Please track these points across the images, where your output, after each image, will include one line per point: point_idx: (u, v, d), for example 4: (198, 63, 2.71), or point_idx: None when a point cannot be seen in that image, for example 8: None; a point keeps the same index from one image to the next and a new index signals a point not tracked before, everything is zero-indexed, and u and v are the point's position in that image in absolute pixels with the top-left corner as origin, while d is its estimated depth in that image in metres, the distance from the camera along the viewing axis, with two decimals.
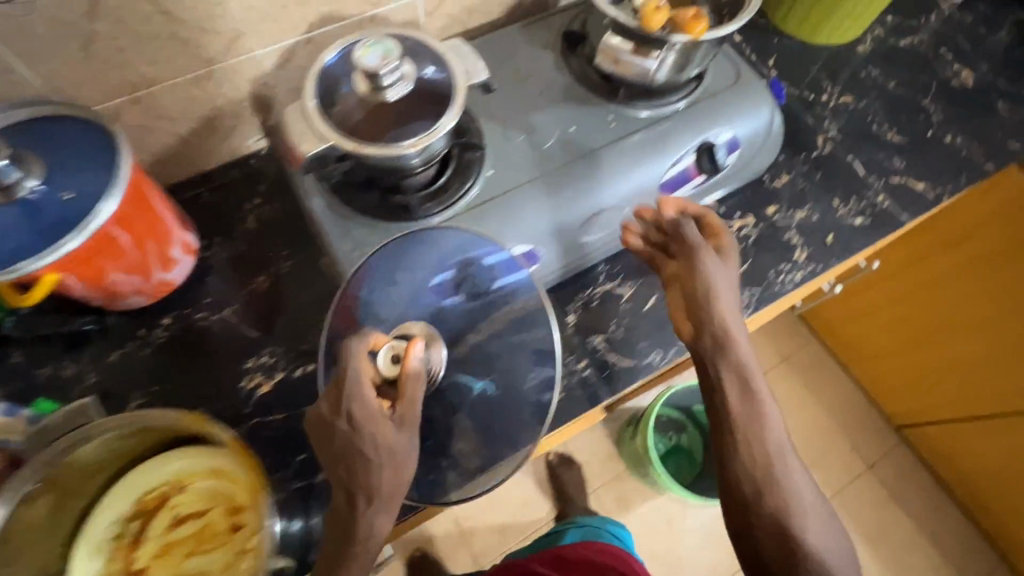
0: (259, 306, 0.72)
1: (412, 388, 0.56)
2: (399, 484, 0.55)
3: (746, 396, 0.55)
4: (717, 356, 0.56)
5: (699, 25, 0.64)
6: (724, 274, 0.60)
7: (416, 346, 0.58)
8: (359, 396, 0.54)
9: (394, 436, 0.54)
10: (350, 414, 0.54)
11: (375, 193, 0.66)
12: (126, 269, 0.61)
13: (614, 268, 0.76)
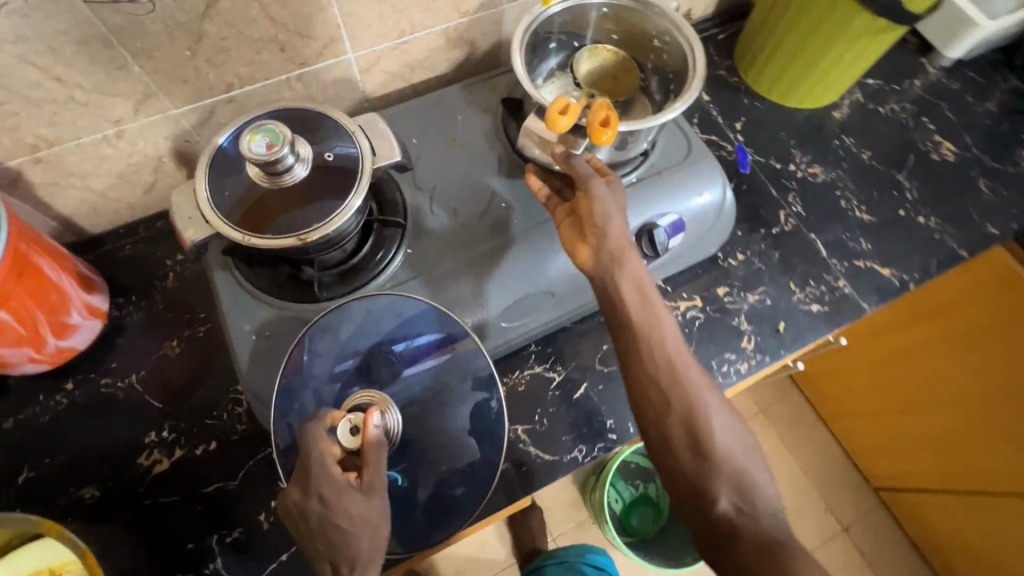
0: (170, 373, 0.69)
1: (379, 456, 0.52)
2: (378, 547, 0.51)
3: (655, 350, 0.51)
4: (621, 311, 0.52)
5: (605, 134, 0.55)
6: (621, 209, 0.56)
7: (374, 415, 0.53)
8: (326, 477, 0.50)
9: (363, 509, 0.50)
10: (318, 494, 0.50)
11: (284, 270, 0.62)
12: (13, 343, 0.59)
13: (546, 349, 0.71)
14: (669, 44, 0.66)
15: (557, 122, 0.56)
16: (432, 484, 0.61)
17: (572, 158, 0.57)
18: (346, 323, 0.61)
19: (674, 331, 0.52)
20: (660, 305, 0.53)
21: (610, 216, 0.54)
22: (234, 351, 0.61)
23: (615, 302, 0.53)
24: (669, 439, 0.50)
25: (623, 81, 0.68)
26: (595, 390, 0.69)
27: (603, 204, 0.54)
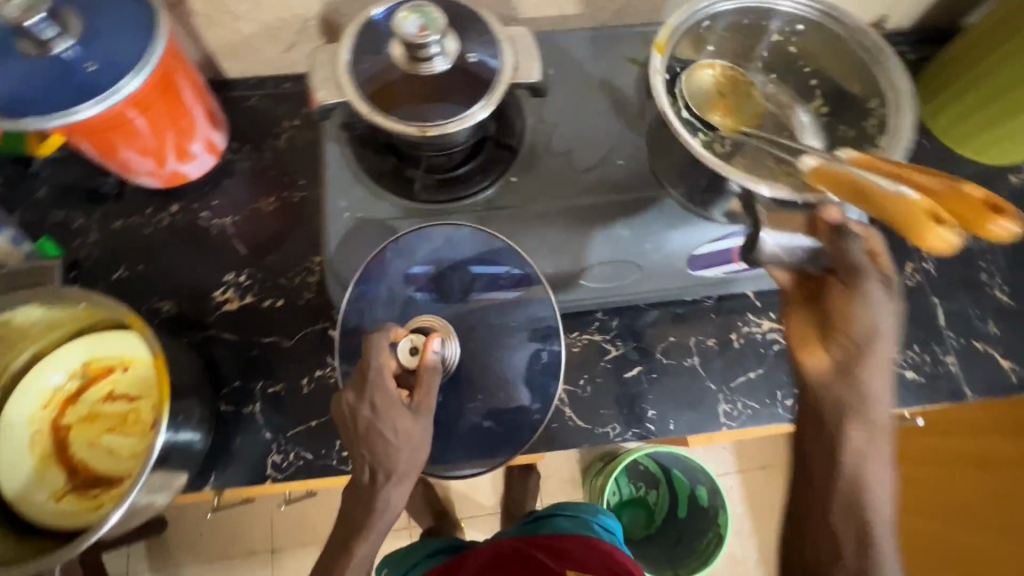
0: (261, 226, 0.73)
1: (429, 380, 0.54)
2: (415, 464, 0.54)
3: (866, 495, 0.45)
4: (838, 433, 0.46)
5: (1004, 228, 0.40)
6: (888, 329, 0.46)
7: (434, 340, 0.55)
8: (381, 387, 0.52)
9: (407, 427, 0.53)
10: (370, 403, 0.52)
11: (392, 160, 0.63)
12: (140, 150, 0.63)
13: (611, 321, 0.69)
14: (799, 33, 0.62)
15: (947, 243, 0.40)
16: (464, 407, 0.62)
17: (845, 235, 0.46)
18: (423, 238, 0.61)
19: (887, 484, 0.46)
20: (881, 452, 0.46)
21: (877, 335, 0.45)
22: (323, 223, 0.62)
23: (830, 429, 0.46)
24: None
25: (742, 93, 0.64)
26: (647, 377, 0.67)
27: (863, 327, 0.45)
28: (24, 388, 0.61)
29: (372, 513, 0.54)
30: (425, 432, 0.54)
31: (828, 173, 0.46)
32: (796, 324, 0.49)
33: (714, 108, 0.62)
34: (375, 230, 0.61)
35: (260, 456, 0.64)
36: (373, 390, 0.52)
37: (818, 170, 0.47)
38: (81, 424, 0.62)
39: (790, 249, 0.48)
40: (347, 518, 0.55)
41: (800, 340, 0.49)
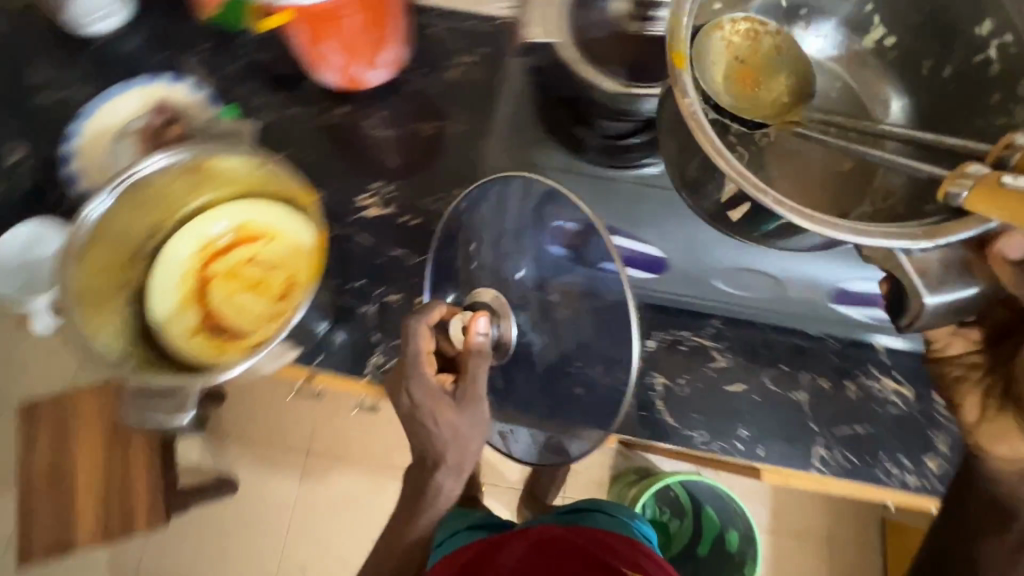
0: (415, 146, 0.76)
1: (476, 366, 0.57)
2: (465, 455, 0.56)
3: None
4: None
5: None
6: None
7: (479, 321, 0.60)
8: (421, 378, 0.56)
9: (452, 414, 0.55)
10: (411, 391, 0.56)
11: (565, 113, 0.64)
12: (340, 47, 0.68)
13: (727, 332, 0.67)
14: None
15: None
16: (563, 367, 0.63)
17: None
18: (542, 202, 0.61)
19: None
20: None
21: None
22: None
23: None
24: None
25: (768, 51, 0.58)
26: (748, 397, 0.65)
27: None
28: (186, 227, 0.67)
29: (428, 495, 0.58)
30: (474, 421, 0.56)
31: (989, 191, 0.38)
32: (974, 405, 0.51)
33: (744, 91, 0.56)
34: (530, 174, 0.62)
35: (363, 355, 0.68)
36: (415, 374, 0.56)
37: (986, 190, 0.38)
38: (219, 277, 0.67)
39: (956, 302, 0.44)
40: (408, 497, 0.60)
41: (983, 424, 0.50)
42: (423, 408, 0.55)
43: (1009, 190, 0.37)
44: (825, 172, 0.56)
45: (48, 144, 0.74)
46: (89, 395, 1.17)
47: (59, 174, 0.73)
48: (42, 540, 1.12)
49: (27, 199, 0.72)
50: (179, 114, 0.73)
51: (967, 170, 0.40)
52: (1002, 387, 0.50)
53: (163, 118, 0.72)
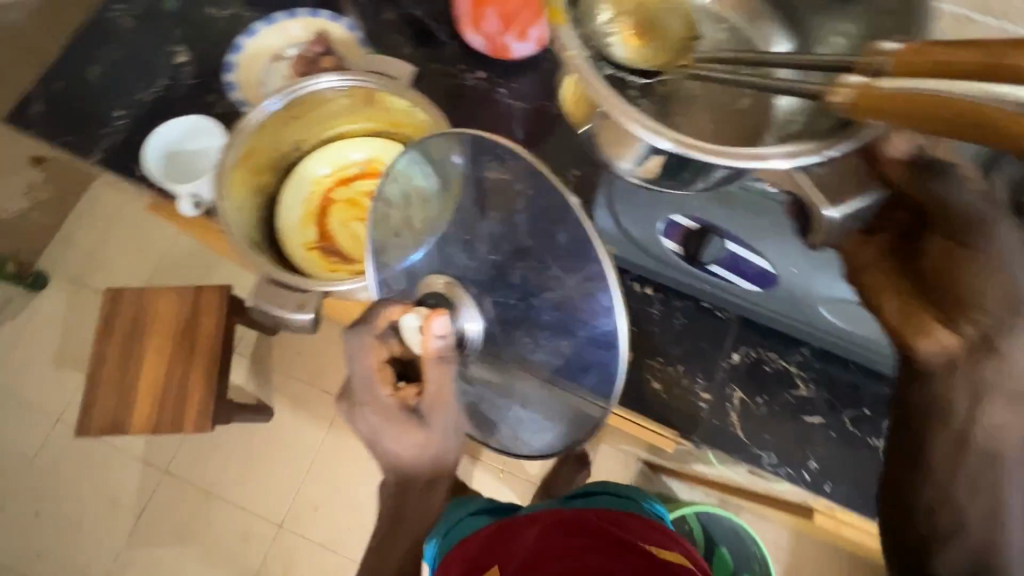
0: (542, 122, 0.78)
1: (434, 376, 0.54)
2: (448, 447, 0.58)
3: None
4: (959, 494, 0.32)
5: None
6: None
7: (436, 322, 0.52)
8: (379, 404, 0.56)
9: (416, 436, 0.56)
10: (369, 417, 0.57)
11: None
12: (497, 12, 0.72)
13: (816, 364, 0.66)
14: None
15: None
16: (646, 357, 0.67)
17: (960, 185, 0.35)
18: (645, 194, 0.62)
19: None
20: None
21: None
22: None
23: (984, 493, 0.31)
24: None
25: (657, 21, 0.64)
26: (824, 432, 0.64)
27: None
28: (329, 150, 0.72)
29: (408, 508, 0.66)
30: (445, 431, 0.56)
31: (874, 100, 0.34)
32: (895, 308, 0.34)
33: (642, 45, 0.62)
34: None
35: None
36: (369, 402, 0.56)
37: (875, 95, 0.34)
38: (342, 203, 0.71)
39: (860, 210, 0.42)
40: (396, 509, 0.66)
41: (907, 325, 0.34)
42: (388, 434, 0.56)
43: (906, 97, 0.32)
44: (736, 112, 0.59)
45: (210, 53, 0.80)
46: (168, 296, 1.25)
47: (216, 82, 0.78)
48: (99, 420, 1.18)
49: (182, 98, 0.77)
50: (332, 49, 0.78)
51: (846, 84, 0.37)
52: (916, 271, 0.35)
53: (318, 49, 0.77)
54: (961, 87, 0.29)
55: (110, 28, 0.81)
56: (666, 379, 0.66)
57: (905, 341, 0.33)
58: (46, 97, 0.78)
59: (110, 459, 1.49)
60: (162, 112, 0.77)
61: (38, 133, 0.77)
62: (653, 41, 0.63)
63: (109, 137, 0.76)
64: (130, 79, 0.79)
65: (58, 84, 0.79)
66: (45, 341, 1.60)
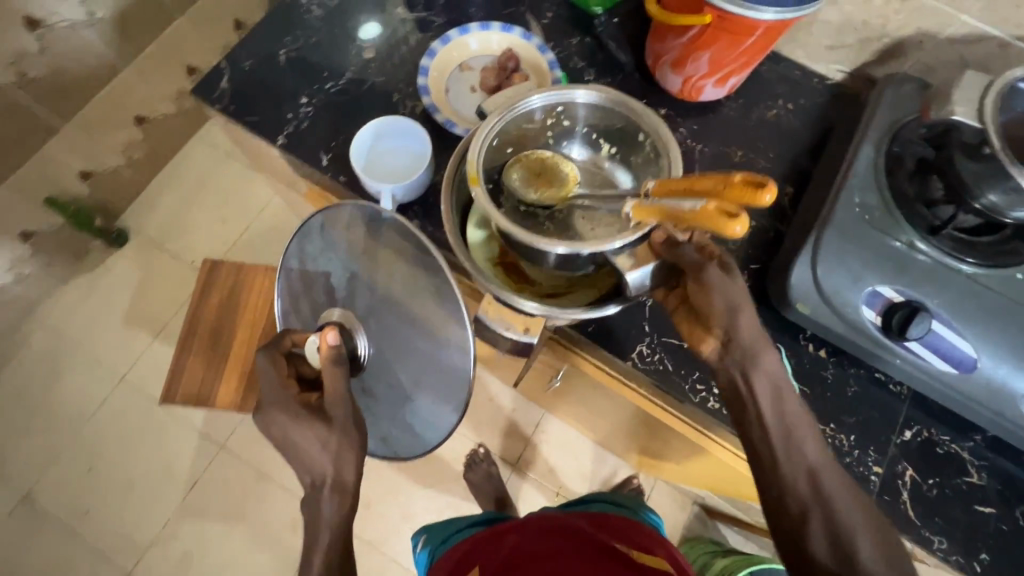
0: (721, 166, 0.78)
1: (330, 370, 0.62)
2: (346, 449, 0.59)
3: (788, 463, 0.51)
4: (760, 426, 0.54)
5: (762, 197, 0.43)
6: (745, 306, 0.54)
7: (328, 335, 0.64)
8: (282, 403, 0.60)
9: (321, 425, 0.59)
10: (276, 420, 0.59)
11: (914, 189, 0.64)
12: (711, 59, 0.69)
13: (988, 453, 0.66)
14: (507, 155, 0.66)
15: (733, 228, 0.45)
16: (820, 421, 0.66)
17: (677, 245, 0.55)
18: (846, 259, 0.62)
19: (795, 407, 0.54)
20: (792, 404, 0.54)
21: (737, 311, 0.54)
22: (829, 202, 0.65)
23: (746, 397, 0.54)
24: (794, 506, 0.50)
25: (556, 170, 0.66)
26: (995, 523, 0.63)
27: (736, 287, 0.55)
28: None
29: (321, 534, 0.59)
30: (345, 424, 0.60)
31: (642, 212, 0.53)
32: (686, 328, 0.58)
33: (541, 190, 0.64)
34: (867, 236, 0.62)
35: (631, 339, 0.69)
36: (273, 403, 0.60)
37: (641, 208, 0.53)
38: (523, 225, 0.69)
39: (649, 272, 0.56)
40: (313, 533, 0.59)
41: (692, 338, 0.57)
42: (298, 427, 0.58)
43: (654, 207, 0.52)
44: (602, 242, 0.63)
45: (396, 53, 0.81)
46: (266, 275, 1.25)
47: (402, 83, 0.79)
48: (184, 389, 1.18)
49: (368, 93, 0.78)
50: (522, 68, 0.78)
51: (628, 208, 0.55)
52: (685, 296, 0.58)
53: (511, 65, 0.77)
54: (679, 198, 0.50)
55: (301, 13, 0.82)
56: (838, 447, 0.65)
57: (695, 345, 0.57)
58: (235, 74, 0.79)
59: (170, 425, 1.49)
60: (348, 105, 0.77)
61: (222, 107, 0.77)
62: (553, 181, 0.64)
63: (294, 122, 0.76)
64: (317, 68, 0.80)
65: (247, 63, 0.79)
66: (118, 299, 1.60)
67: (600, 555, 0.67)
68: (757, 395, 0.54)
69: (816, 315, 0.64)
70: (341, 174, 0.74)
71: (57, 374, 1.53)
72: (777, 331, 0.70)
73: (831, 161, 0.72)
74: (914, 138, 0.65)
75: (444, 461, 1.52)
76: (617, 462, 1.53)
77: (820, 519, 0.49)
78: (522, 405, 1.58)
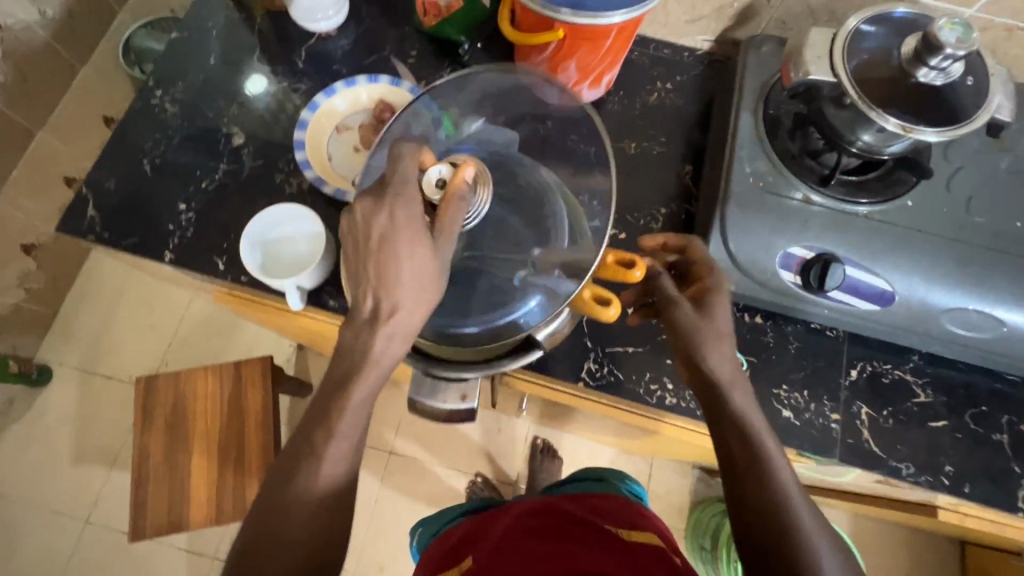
0: (619, 161, 0.79)
1: (453, 211, 0.49)
2: (424, 300, 0.50)
3: (757, 475, 0.50)
4: (732, 438, 0.53)
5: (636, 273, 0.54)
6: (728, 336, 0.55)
7: (466, 171, 0.50)
8: (403, 207, 0.48)
9: (426, 252, 0.48)
10: (390, 211, 0.48)
11: (798, 145, 0.66)
12: (579, 65, 0.69)
13: (927, 369, 0.69)
14: None
15: (607, 311, 0.54)
16: (773, 386, 0.68)
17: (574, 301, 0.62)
18: (754, 228, 0.63)
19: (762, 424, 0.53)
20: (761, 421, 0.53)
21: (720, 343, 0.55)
22: (725, 177, 0.66)
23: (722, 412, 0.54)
24: (760, 533, 0.48)
25: None
26: (951, 434, 0.66)
27: (724, 320, 0.56)
28: None
29: None
30: (441, 270, 0.50)
31: None
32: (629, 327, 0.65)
33: None
34: (765, 201, 0.64)
35: (577, 360, 0.69)
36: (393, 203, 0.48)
37: None
38: None
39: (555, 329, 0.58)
40: None
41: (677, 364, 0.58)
42: (393, 253, 0.48)
43: None
44: None
45: (267, 132, 0.77)
46: (207, 375, 1.19)
47: (281, 161, 0.75)
48: (154, 520, 1.11)
49: (248, 182, 0.74)
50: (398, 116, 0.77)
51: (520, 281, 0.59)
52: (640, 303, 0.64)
53: (387, 116, 0.76)
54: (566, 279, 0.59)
55: (157, 115, 0.78)
56: (796, 406, 0.67)
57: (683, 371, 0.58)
58: (100, 198, 0.73)
59: (154, 552, 1.40)
60: (230, 201, 0.73)
61: (96, 236, 0.72)
62: None
63: (178, 233, 0.72)
64: (187, 169, 0.75)
65: (110, 183, 0.74)
66: (60, 439, 1.49)
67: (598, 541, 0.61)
68: (741, 421, 0.53)
69: (742, 286, 0.66)
70: (243, 274, 0.70)
71: (15, 539, 1.41)
72: None
73: (718, 133, 0.73)
74: (784, 97, 0.68)
75: (444, 501, 1.49)
76: (612, 450, 1.53)
77: (785, 547, 0.47)
78: (507, 422, 1.55)
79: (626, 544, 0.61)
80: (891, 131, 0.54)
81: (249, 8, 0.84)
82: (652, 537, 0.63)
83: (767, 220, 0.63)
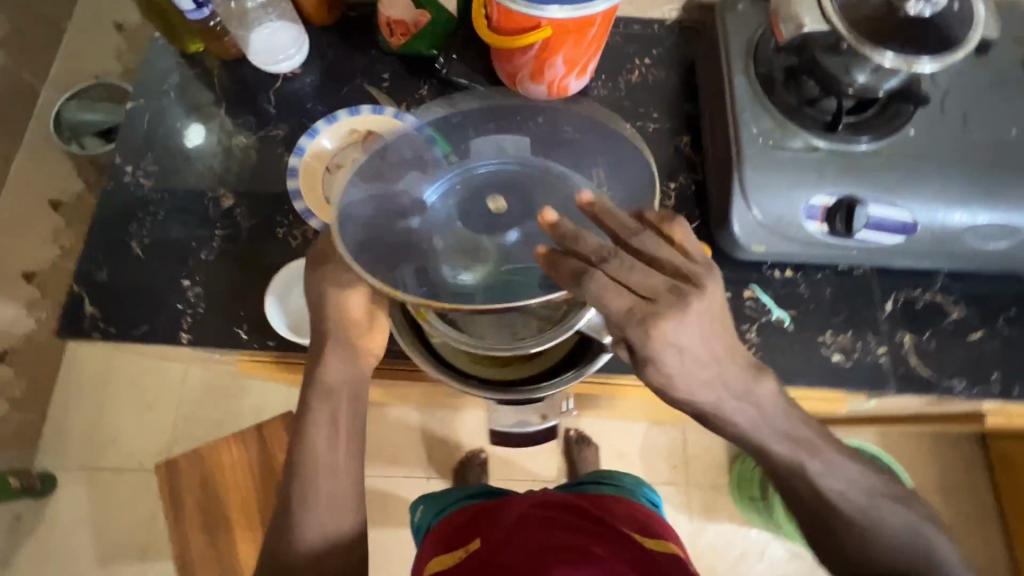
0: None
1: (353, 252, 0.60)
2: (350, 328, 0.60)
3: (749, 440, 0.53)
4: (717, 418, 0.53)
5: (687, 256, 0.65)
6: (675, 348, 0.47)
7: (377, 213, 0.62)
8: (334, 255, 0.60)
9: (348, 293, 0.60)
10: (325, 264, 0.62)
11: (796, 96, 0.67)
12: (565, 59, 0.68)
13: (953, 286, 0.71)
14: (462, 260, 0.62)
15: None
16: (819, 335, 0.69)
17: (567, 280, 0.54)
18: (774, 186, 0.64)
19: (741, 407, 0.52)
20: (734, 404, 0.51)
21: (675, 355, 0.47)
22: (733, 140, 0.66)
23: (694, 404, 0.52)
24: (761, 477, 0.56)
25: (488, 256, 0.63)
26: (990, 343, 0.69)
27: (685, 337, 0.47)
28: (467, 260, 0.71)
29: None
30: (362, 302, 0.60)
31: None
32: None
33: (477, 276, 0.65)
34: (777, 156, 0.64)
35: None
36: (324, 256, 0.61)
37: None
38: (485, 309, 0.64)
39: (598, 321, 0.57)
40: None
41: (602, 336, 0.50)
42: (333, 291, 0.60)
43: None
44: None
45: (256, 188, 0.73)
46: (230, 444, 1.14)
47: (280, 214, 0.72)
48: None
49: (251, 243, 0.70)
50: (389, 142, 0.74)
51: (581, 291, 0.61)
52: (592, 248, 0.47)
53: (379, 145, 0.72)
54: None
55: (133, 192, 0.73)
56: (844, 348, 0.68)
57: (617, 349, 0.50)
58: (95, 292, 0.68)
59: None
60: (236, 265, 0.70)
61: (100, 332, 0.67)
62: None
63: (189, 311, 0.68)
64: (181, 242, 0.71)
65: (102, 274, 0.69)
66: (80, 545, 1.40)
67: (621, 544, 0.61)
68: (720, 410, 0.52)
69: (771, 245, 0.66)
70: (270, 339, 0.67)
71: None
72: (744, 274, 0.71)
73: (710, 99, 0.74)
74: (773, 51, 0.68)
75: None
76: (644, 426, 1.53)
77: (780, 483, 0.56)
78: None
79: (648, 553, 0.61)
80: (889, 67, 0.55)
81: (202, 61, 0.80)
82: (666, 546, 0.65)
83: (785, 176, 0.64)
